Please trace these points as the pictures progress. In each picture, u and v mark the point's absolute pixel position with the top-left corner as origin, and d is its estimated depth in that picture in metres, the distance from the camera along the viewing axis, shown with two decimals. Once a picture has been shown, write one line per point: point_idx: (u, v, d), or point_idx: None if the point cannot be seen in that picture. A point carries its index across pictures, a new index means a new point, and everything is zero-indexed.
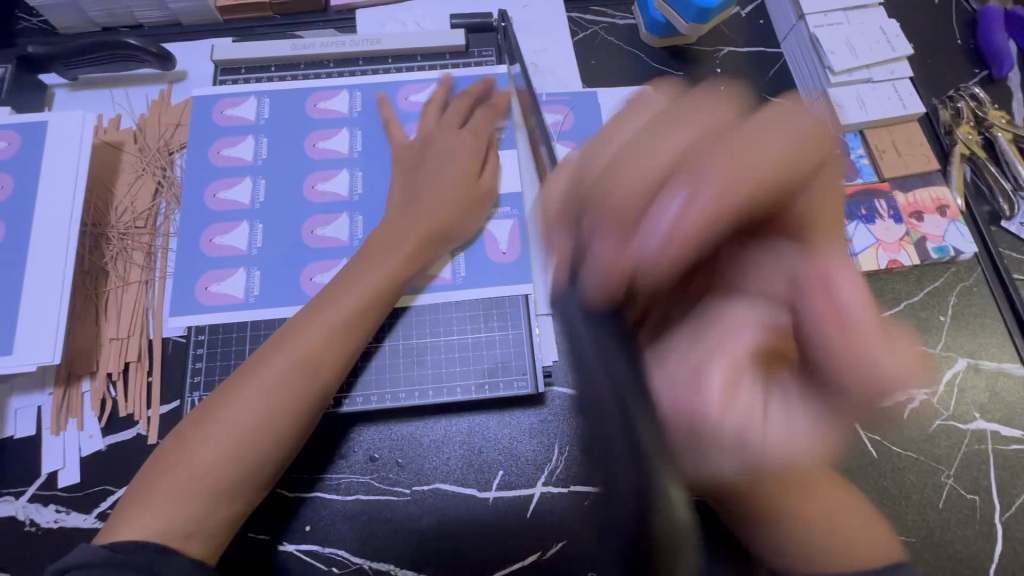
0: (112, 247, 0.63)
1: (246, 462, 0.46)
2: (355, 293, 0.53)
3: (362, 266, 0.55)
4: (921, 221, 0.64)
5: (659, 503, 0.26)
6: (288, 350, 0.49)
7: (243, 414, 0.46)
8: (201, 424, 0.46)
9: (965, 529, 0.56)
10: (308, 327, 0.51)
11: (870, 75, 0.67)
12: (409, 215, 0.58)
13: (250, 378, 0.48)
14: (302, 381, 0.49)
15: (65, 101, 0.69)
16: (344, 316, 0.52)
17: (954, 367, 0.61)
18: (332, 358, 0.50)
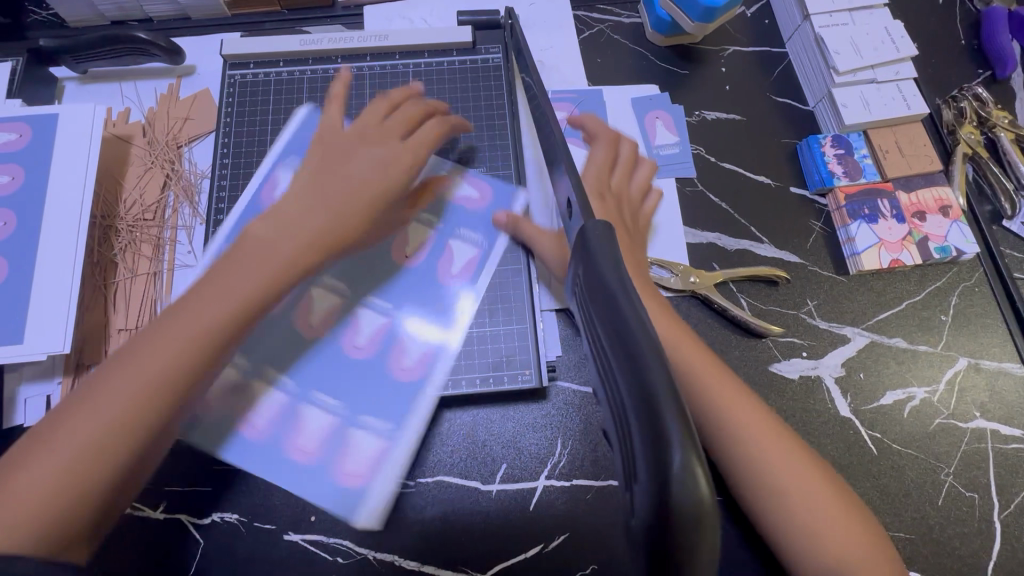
0: (120, 239, 0.63)
1: (89, 477, 0.39)
2: (228, 289, 0.44)
3: (247, 255, 0.46)
4: (924, 221, 0.65)
5: (679, 477, 0.22)
6: (145, 357, 0.41)
7: (100, 415, 0.39)
8: (56, 423, 0.39)
9: (963, 526, 0.56)
10: (171, 328, 0.42)
11: (874, 75, 0.68)
12: (314, 206, 0.49)
13: (114, 368, 0.41)
14: (156, 390, 0.40)
15: (75, 95, 0.70)
16: (229, 305, 0.43)
17: (954, 366, 0.61)
18: (204, 355, 0.42)
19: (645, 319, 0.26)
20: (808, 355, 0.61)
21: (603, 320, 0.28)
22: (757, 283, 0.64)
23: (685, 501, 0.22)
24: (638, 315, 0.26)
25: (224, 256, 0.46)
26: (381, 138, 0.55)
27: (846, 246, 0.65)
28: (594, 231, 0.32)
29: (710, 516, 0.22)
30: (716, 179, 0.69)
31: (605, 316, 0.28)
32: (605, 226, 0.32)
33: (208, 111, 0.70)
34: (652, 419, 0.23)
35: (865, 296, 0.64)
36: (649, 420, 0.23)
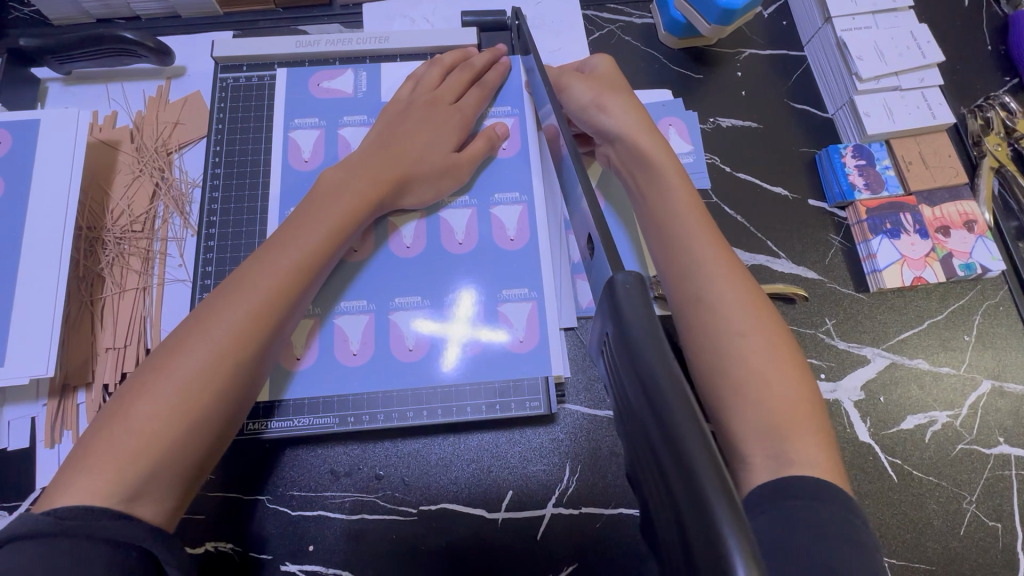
0: (107, 252, 0.60)
1: (194, 417, 0.38)
2: (305, 236, 0.47)
3: (326, 201, 0.49)
4: (947, 237, 0.62)
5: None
6: (235, 298, 0.42)
7: (186, 369, 0.39)
8: (152, 367, 0.39)
9: (986, 556, 0.54)
10: (254, 273, 0.44)
11: (899, 82, 0.65)
12: (381, 161, 0.53)
13: (193, 329, 0.41)
14: (251, 329, 0.42)
15: (59, 97, 0.67)
16: (294, 262, 0.45)
17: (978, 390, 0.59)
18: (284, 310, 0.44)
19: (670, 358, 0.26)
20: (826, 377, 0.59)
21: (639, 397, 0.27)
22: (774, 301, 0.61)
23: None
24: (657, 344, 0.27)
25: (301, 204, 0.49)
26: (433, 103, 0.59)
27: (867, 263, 0.62)
28: (625, 285, 0.30)
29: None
30: (730, 190, 0.66)
31: (640, 390, 0.26)
32: (637, 279, 0.30)
33: (199, 115, 0.66)
34: (704, 522, 0.22)
35: (885, 314, 0.62)
36: (697, 520, 0.22)
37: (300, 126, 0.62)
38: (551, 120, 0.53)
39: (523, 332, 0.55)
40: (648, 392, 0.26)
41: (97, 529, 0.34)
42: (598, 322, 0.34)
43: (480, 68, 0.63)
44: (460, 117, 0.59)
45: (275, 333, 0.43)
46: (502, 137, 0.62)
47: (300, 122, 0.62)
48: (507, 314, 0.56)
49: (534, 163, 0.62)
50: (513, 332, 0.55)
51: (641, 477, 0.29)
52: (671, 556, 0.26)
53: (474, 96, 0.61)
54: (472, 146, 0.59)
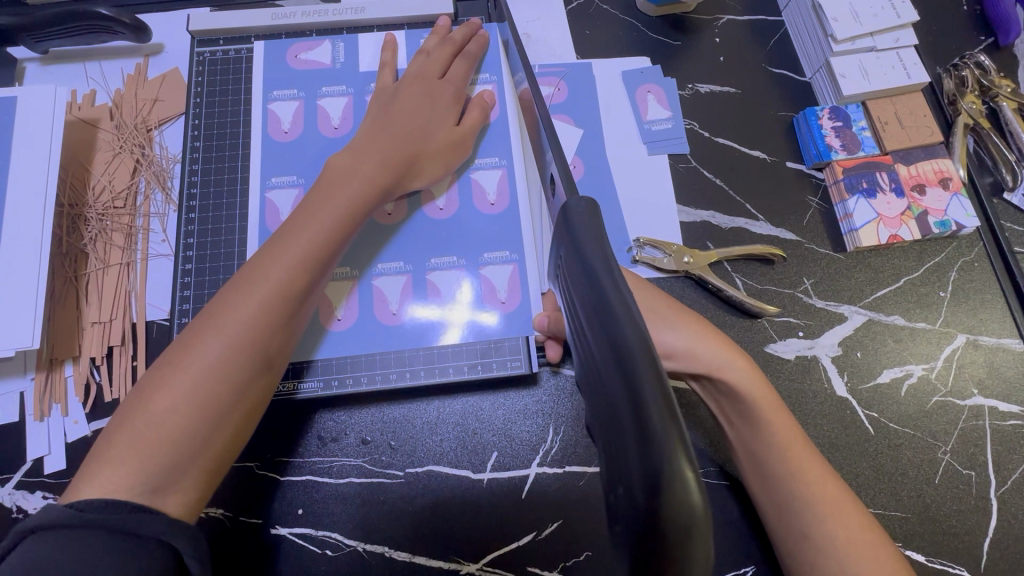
0: (90, 228, 0.60)
1: (213, 411, 0.39)
2: (314, 226, 0.45)
3: (332, 188, 0.48)
4: (923, 195, 0.63)
5: (673, 484, 0.23)
6: (248, 291, 0.42)
7: (202, 365, 0.40)
8: (171, 359, 0.40)
9: (961, 503, 0.56)
10: (265, 265, 0.43)
11: (874, 43, 0.65)
12: (391, 143, 0.52)
13: (208, 322, 0.41)
14: (264, 323, 0.42)
15: (37, 76, 0.67)
16: (303, 252, 0.44)
17: (953, 343, 0.60)
18: (296, 300, 0.44)
19: (634, 312, 0.26)
20: (805, 335, 0.60)
21: (593, 319, 0.28)
22: (752, 262, 0.62)
23: (675, 499, 0.23)
24: (626, 307, 0.26)
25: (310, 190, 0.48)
26: (424, 78, 0.58)
27: (844, 223, 0.63)
28: (578, 209, 0.32)
29: (701, 529, 0.23)
30: (710, 155, 0.66)
31: (606, 345, 0.26)
32: (588, 203, 0.32)
33: (178, 91, 0.66)
34: (644, 429, 0.24)
35: (861, 273, 0.62)
36: (636, 416, 0.24)
37: (280, 97, 0.62)
38: (523, 84, 0.54)
39: (505, 294, 0.57)
40: (604, 324, 0.27)
41: (116, 521, 0.35)
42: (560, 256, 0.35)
43: (460, 40, 0.62)
44: (453, 90, 0.59)
45: (287, 322, 0.43)
46: (491, 105, 0.62)
47: (280, 94, 0.62)
48: (488, 278, 0.58)
49: (513, 131, 0.62)
50: (491, 298, 0.57)
51: (602, 421, 0.31)
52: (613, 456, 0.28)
53: (461, 68, 0.61)
54: (469, 118, 0.59)
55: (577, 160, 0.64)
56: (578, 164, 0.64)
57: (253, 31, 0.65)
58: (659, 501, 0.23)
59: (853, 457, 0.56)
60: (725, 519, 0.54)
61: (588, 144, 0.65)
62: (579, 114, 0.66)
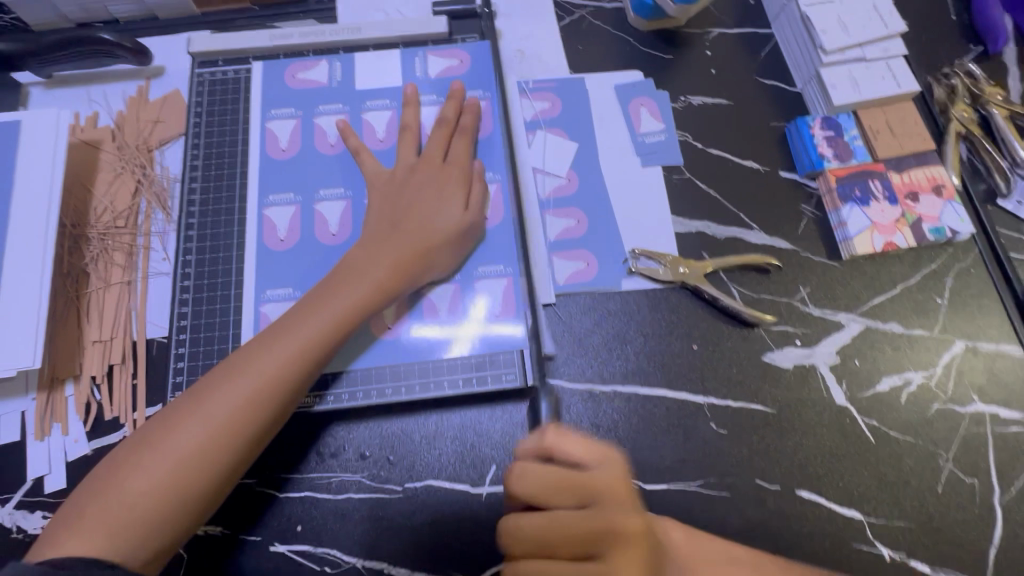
0: (91, 248, 0.61)
1: (183, 494, 0.42)
2: (314, 322, 0.49)
3: (340, 281, 0.51)
4: (917, 202, 0.63)
5: None
6: (239, 379, 0.45)
7: (181, 447, 0.43)
8: (156, 434, 0.44)
9: (964, 513, 0.55)
10: (260, 354, 0.47)
11: (863, 53, 0.66)
12: (390, 234, 0.54)
13: (195, 405, 0.44)
14: (247, 416, 0.45)
15: (41, 100, 0.68)
16: (300, 349, 0.47)
17: (951, 350, 0.60)
18: (286, 391, 0.46)
19: None
20: (802, 343, 0.60)
21: None
22: (747, 272, 0.62)
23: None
24: None
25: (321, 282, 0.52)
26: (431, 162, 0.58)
27: (838, 231, 0.63)
28: None
29: None
30: (703, 166, 0.67)
31: None
32: None
33: (179, 112, 0.68)
34: None
35: (857, 281, 0.62)
36: None
37: (279, 116, 0.64)
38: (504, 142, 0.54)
39: (499, 307, 0.58)
40: None
41: None
42: None
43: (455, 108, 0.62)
44: (459, 171, 0.59)
45: (277, 411, 0.46)
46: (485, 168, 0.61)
47: (278, 113, 0.64)
48: (483, 293, 0.58)
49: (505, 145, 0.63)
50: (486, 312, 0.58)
51: None
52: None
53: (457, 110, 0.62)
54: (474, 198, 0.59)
55: (571, 173, 0.65)
56: (573, 177, 0.65)
57: (249, 52, 0.66)
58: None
59: (852, 469, 0.56)
60: (727, 532, 0.53)
61: (582, 158, 0.66)
62: (574, 128, 0.67)
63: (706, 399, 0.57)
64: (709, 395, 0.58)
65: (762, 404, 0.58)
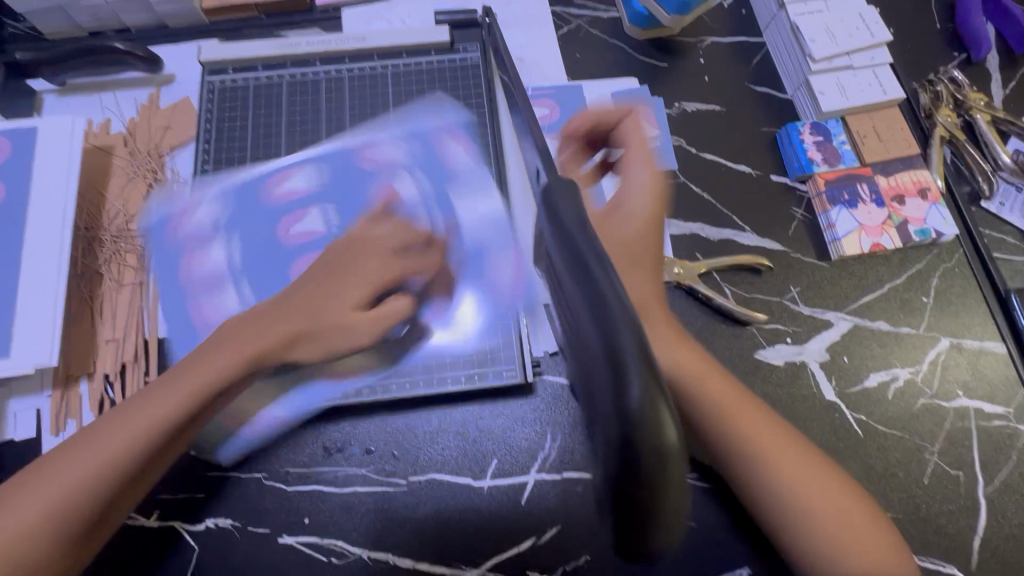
0: (105, 250, 0.63)
1: (17, 571, 0.39)
2: (175, 387, 0.43)
3: (223, 339, 0.46)
4: (903, 205, 0.65)
5: (651, 426, 0.24)
6: (87, 452, 0.41)
7: (8, 525, 0.39)
8: (3, 498, 0.41)
9: (949, 504, 0.57)
10: (113, 423, 0.42)
11: (850, 62, 0.68)
12: (302, 300, 0.49)
13: (38, 475, 0.41)
14: (84, 497, 0.41)
15: (54, 107, 0.70)
16: (149, 422, 0.42)
17: (936, 347, 0.62)
18: (128, 466, 0.42)
19: (624, 308, 0.26)
20: (793, 341, 0.62)
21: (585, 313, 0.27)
22: (740, 272, 0.64)
23: (653, 441, 0.24)
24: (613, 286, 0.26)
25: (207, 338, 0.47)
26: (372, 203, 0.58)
27: (827, 232, 0.66)
28: (557, 186, 0.32)
29: (674, 460, 0.24)
30: (697, 170, 0.69)
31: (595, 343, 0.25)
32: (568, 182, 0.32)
33: (189, 118, 0.70)
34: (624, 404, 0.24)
35: (846, 280, 0.65)
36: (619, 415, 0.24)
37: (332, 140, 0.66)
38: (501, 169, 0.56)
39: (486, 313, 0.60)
40: (599, 319, 0.26)
41: None
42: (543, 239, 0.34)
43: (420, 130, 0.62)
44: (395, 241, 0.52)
45: (120, 488, 0.42)
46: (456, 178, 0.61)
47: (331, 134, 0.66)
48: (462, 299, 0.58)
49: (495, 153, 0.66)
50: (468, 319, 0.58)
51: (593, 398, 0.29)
52: (591, 399, 0.30)
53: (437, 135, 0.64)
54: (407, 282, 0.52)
55: None
56: None
57: (258, 60, 0.69)
58: (634, 440, 0.24)
59: (841, 460, 0.58)
60: (721, 523, 0.55)
61: None
62: None
63: None
64: None
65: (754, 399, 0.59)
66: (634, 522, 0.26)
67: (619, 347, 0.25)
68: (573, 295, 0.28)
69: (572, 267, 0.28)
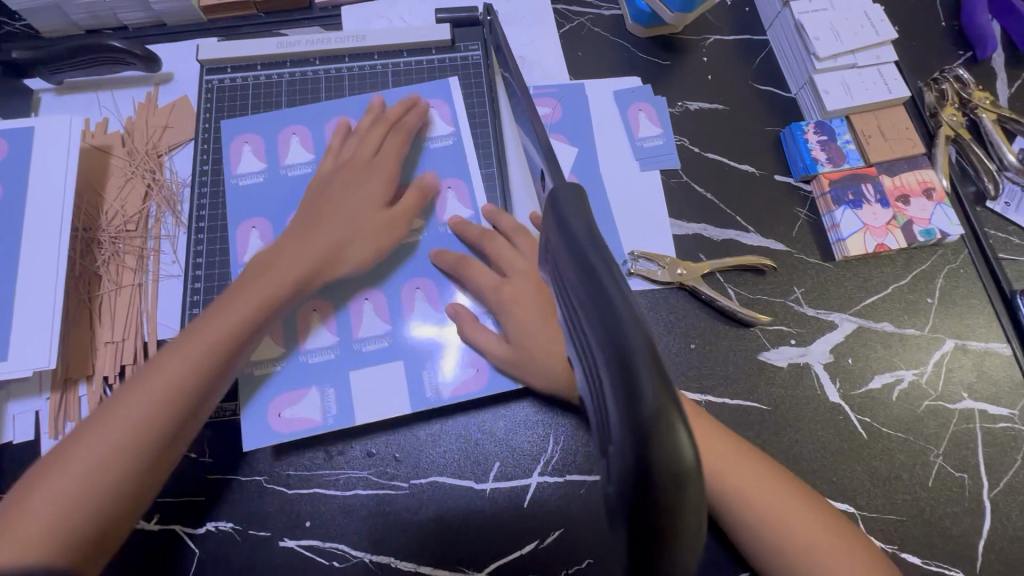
0: (103, 251, 0.63)
1: (91, 502, 0.42)
2: (230, 311, 0.49)
3: (257, 274, 0.52)
4: (908, 205, 0.65)
5: (669, 445, 0.23)
6: (147, 383, 0.45)
7: (92, 456, 0.43)
8: (67, 447, 0.43)
9: (954, 506, 0.57)
10: (178, 350, 0.47)
11: (855, 60, 0.68)
12: (310, 239, 0.55)
13: (105, 416, 0.44)
14: (155, 422, 0.45)
15: (52, 106, 0.69)
16: (215, 338, 0.48)
17: (941, 348, 0.62)
18: (211, 375, 0.48)
19: (642, 320, 0.24)
20: (797, 343, 0.61)
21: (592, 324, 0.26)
22: (744, 273, 0.64)
23: (664, 457, 0.23)
24: (620, 289, 0.25)
25: (239, 279, 0.53)
26: (357, 161, 0.60)
27: (831, 233, 0.65)
28: (566, 193, 0.31)
29: (692, 481, 0.23)
30: (701, 170, 0.69)
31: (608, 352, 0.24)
32: (576, 187, 0.31)
33: (187, 117, 0.69)
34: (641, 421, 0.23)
35: (851, 281, 0.64)
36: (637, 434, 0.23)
37: (436, 142, 0.65)
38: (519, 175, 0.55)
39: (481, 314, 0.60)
40: (608, 331, 0.24)
41: None
42: (546, 246, 0.34)
43: (395, 116, 0.63)
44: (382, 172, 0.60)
45: (190, 409, 0.47)
46: (435, 184, 0.63)
47: (435, 135, 0.65)
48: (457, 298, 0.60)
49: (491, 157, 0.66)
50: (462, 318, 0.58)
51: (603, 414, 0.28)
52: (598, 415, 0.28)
53: (401, 135, 0.62)
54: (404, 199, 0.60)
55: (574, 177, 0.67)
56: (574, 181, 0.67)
57: (256, 59, 0.68)
58: (643, 455, 0.23)
59: (844, 461, 0.58)
60: None
61: (582, 163, 0.68)
62: (573, 132, 0.69)
63: (704, 397, 0.59)
64: (707, 394, 0.59)
65: (758, 401, 0.59)
66: (649, 552, 0.24)
67: (630, 353, 0.24)
68: (583, 301, 0.27)
69: (583, 279, 0.27)
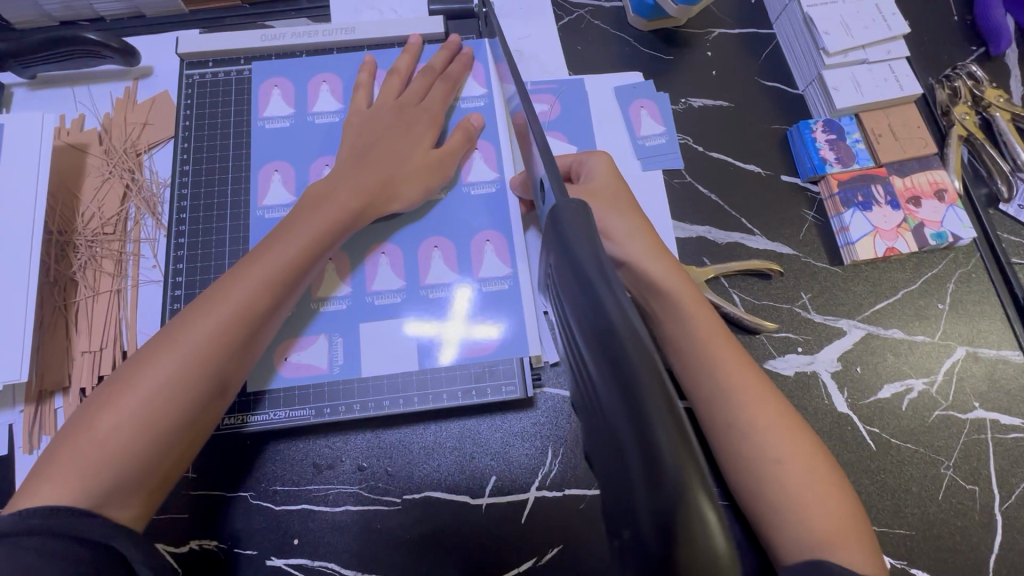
0: (79, 256, 0.60)
1: (160, 427, 0.39)
2: (287, 245, 0.47)
3: (310, 209, 0.50)
4: (919, 207, 0.63)
5: (690, 515, 0.24)
6: (210, 310, 0.43)
7: (157, 378, 0.39)
8: (127, 372, 0.40)
9: (965, 519, 0.55)
10: (235, 280, 0.45)
11: (866, 55, 0.65)
12: (361, 180, 0.53)
13: (163, 343, 0.41)
14: (218, 348, 0.42)
15: (25, 102, 0.66)
16: (273, 271, 0.46)
17: (953, 356, 0.60)
18: (269, 304, 0.45)
19: (651, 358, 0.27)
20: (804, 350, 0.59)
21: (603, 364, 0.28)
22: (749, 278, 0.62)
23: (699, 553, 0.24)
24: (625, 318, 0.28)
25: (291, 214, 0.50)
26: (400, 104, 0.59)
27: (840, 236, 0.63)
28: (569, 210, 0.34)
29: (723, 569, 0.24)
30: (706, 170, 0.66)
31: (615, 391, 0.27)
32: (579, 205, 0.34)
33: (168, 115, 0.66)
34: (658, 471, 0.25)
35: (859, 286, 0.62)
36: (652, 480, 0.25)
37: (468, 101, 0.64)
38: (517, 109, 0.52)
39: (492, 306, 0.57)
40: (616, 370, 0.27)
41: (63, 525, 0.35)
42: (548, 260, 0.38)
43: (441, 65, 0.63)
44: (429, 115, 0.60)
45: (249, 338, 0.44)
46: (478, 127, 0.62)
47: (468, 94, 0.64)
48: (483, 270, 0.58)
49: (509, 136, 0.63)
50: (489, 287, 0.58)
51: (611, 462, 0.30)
52: (614, 499, 0.29)
53: (440, 90, 0.61)
54: (450, 142, 0.59)
55: None
56: None
57: (240, 52, 0.65)
58: (677, 558, 0.24)
59: (853, 474, 0.56)
60: None
61: None
62: (572, 129, 0.66)
63: None
64: None
65: None
66: None
67: (652, 434, 0.25)
68: (594, 350, 0.29)
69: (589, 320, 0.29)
